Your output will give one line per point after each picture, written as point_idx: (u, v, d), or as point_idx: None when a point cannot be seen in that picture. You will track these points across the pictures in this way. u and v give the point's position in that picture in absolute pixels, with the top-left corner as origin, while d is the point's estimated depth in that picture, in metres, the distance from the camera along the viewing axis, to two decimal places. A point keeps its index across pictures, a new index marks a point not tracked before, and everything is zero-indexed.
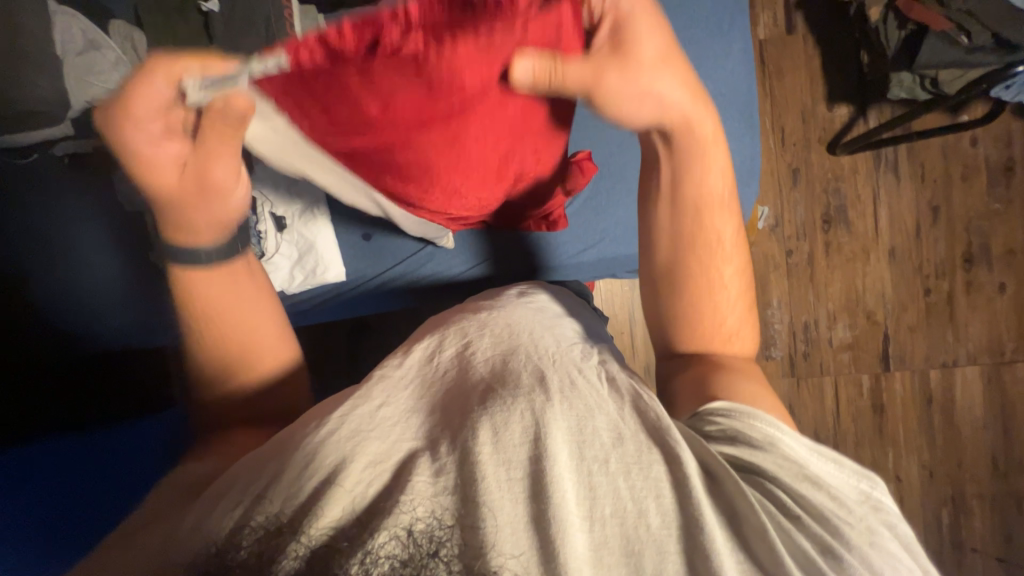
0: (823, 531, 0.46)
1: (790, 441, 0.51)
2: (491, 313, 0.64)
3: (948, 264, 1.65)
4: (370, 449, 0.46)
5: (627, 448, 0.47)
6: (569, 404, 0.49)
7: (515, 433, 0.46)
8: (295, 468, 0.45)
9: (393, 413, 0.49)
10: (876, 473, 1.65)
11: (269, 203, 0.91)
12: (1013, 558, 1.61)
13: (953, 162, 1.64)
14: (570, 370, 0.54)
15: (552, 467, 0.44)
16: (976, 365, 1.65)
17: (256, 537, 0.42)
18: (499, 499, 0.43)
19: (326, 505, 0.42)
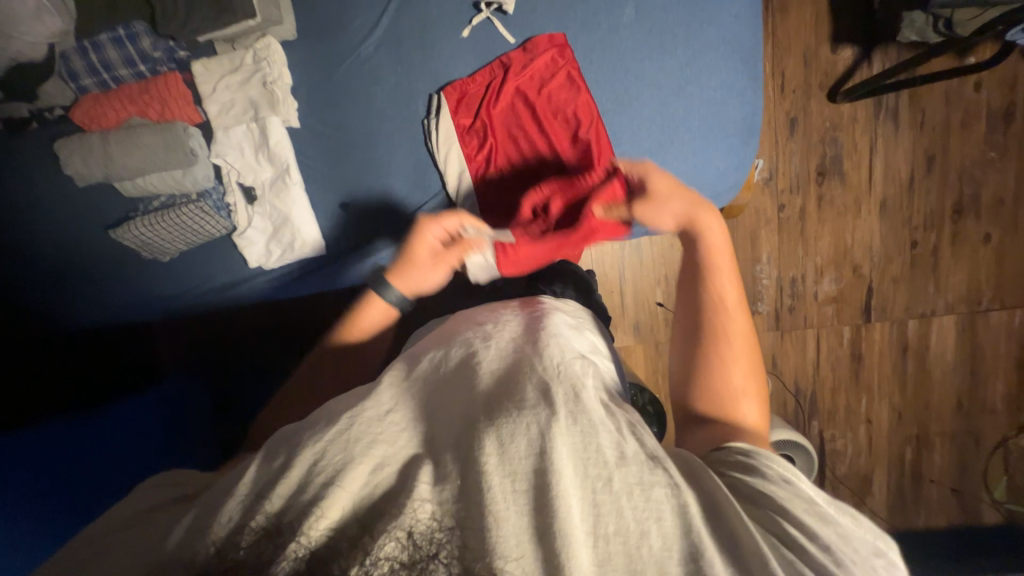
0: (833, 571, 0.42)
1: (804, 484, 0.48)
2: (501, 322, 0.65)
3: (938, 215, 1.64)
4: (376, 452, 0.46)
5: (636, 465, 0.46)
6: (573, 420, 0.47)
7: (520, 446, 0.45)
8: (302, 465, 0.45)
9: (401, 420, 0.50)
10: (848, 416, 1.75)
11: (236, 173, 0.89)
12: (965, 488, 1.76)
13: (954, 108, 1.58)
14: (574, 385, 0.51)
15: (557, 481, 0.43)
16: (952, 314, 1.70)
17: (255, 538, 0.43)
18: (503, 510, 0.43)
19: (326, 507, 0.43)
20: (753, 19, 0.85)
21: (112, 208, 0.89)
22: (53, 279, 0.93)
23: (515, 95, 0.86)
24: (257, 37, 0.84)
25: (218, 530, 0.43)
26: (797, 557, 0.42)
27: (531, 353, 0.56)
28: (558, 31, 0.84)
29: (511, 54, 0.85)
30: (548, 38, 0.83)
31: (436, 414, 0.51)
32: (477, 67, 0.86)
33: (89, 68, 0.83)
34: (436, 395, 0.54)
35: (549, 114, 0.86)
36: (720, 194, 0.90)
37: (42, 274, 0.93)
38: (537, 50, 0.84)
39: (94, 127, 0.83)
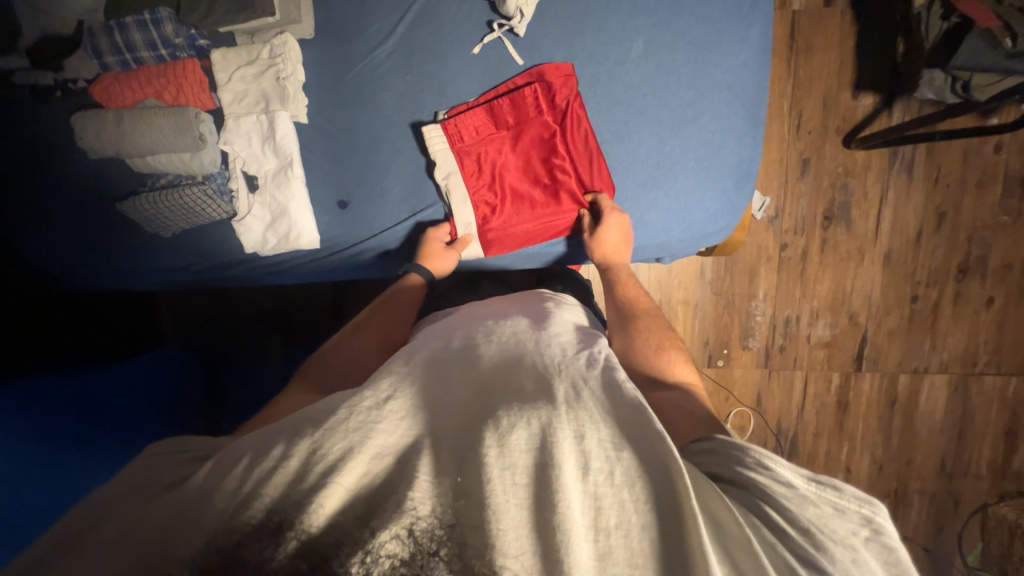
0: (806, 543, 0.41)
1: (784, 468, 0.46)
2: (499, 326, 0.66)
3: (942, 272, 1.62)
4: (377, 440, 0.45)
5: (646, 468, 0.44)
6: (573, 415, 0.47)
7: (521, 440, 0.45)
8: (300, 454, 0.44)
9: (402, 407, 0.48)
10: (827, 462, 1.74)
11: (242, 161, 0.91)
12: (938, 548, 1.74)
13: (970, 167, 1.56)
14: (572, 382, 0.53)
15: (558, 474, 0.42)
16: (945, 374, 1.68)
17: (257, 528, 0.41)
18: (505, 501, 0.42)
19: (323, 499, 0.41)
20: (760, 66, 0.85)
21: (122, 182, 0.93)
22: (49, 246, 0.97)
23: (514, 120, 0.87)
24: (275, 32, 0.87)
25: (220, 512, 0.43)
26: (774, 535, 0.42)
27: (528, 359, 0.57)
28: (567, 61, 0.85)
29: (518, 81, 0.86)
30: (550, 68, 0.84)
31: (434, 400, 0.50)
32: (483, 91, 0.88)
33: (114, 48, 0.85)
34: (434, 384, 0.53)
35: (555, 139, 0.86)
36: (708, 234, 0.90)
37: (51, 240, 0.97)
38: (545, 76, 0.84)
39: (111, 106, 0.86)
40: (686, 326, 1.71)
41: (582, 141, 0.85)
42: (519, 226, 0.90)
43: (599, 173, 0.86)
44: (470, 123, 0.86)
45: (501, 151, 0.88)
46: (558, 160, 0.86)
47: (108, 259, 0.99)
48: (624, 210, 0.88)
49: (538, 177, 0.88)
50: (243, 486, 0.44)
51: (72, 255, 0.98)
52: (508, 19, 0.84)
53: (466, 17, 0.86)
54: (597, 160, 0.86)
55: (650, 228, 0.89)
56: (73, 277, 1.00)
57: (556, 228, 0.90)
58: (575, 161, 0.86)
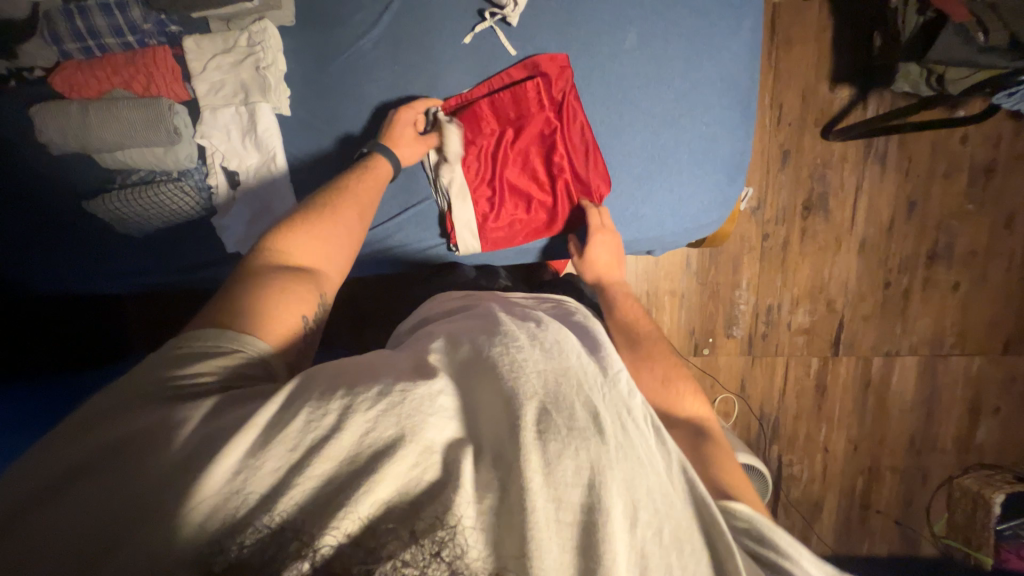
0: None
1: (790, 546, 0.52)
2: (537, 318, 0.64)
3: (912, 259, 1.69)
4: (427, 433, 0.47)
5: (679, 521, 0.49)
6: (621, 451, 0.49)
7: (567, 470, 0.46)
8: (351, 433, 0.45)
9: (450, 406, 0.50)
10: (806, 443, 1.81)
11: (220, 156, 0.86)
12: (908, 520, 1.85)
13: (939, 158, 1.63)
14: (621, 411, 0.53)
15: (603, 509, 0.45)
16: (915, 356, 1.76)
17: (258, 543, 0.42)
18: (547, 537, 0.43)
19: (359, 499, 0.43)
20: (751, 59, 0.86)
21: (88, 179, 0.87)
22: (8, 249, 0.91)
23: (508, 112, 0.85)
24: (253, 19, 0.82)
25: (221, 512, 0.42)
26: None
27: (575, 368, 0.55)
28: (562, 52, 0.83)
29: (512, 72, 0.84)
30: (542, 59, 0.83)
31: (481, 408, 0.51)
32: (475, 83, 0.86)
33: (75, 33, 0.78)
34: (477, 384, 0.53)
35: (551, 131, 0.85)
36: (701, 227, 0.91)
37: (10, 241, 0.90)
38: (541, 67, 0.83)
39: (75, 96, 0.80)
40: (672, 316, 1.73)
41: (576, 131, 0.84)
42: (517, 219, 0.89)
43: (595, 163, 0.85)
44: (465, 116, 0.85)
45: (495, 144, 0.86)
46: (553, 151, 0.85)
47: (75, 262, 0.94)
48: (619, 202, 0.88)
49: (534, 170, 0.87)
50: (269, 478, 0.44)
51: (34, 256, 0.92)
52: (501, 9, 0.81)
53: (457, 5, 0.83)
54: (592, 150, 0.85)
55: (644, 221, 0.89)
56: (37, 282, 0.95)
57: (553, 222, 0.89)
58: (570, 152, 0.85)
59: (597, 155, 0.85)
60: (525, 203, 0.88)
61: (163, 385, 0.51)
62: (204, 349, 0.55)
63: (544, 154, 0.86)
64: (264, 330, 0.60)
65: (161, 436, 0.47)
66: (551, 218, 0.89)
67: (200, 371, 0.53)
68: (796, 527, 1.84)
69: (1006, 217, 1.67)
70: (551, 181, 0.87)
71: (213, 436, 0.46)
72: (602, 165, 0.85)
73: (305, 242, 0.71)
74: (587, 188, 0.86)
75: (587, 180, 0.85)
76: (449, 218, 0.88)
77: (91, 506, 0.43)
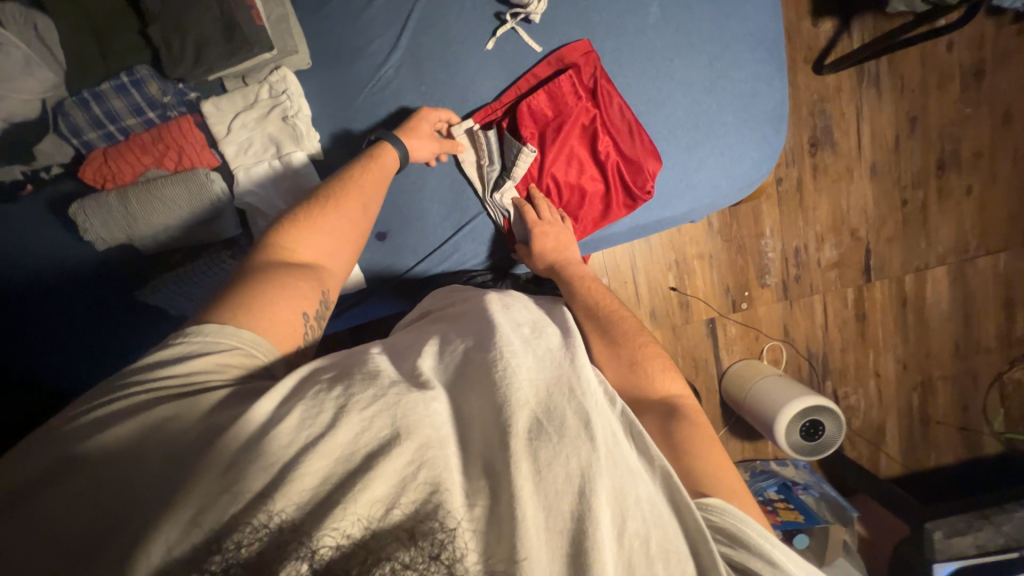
0: None
1: (783, 556, 0.48)
2: (540, 320, 0.63)
3: (923, 173, 1.72)
4: (421, 433, 0.46)
5: (667, 532, 0.47)
6: (612, 459, 0.48)
7: (558, 477, 0.46)
8: (346, 433, 0.45)
9: (441, 411, 0.49)
10: (858, 372, 1.84)
11: (264, 215, 0.83)
12: (969, 425, 1.88)
13: (929, 70, 1.66)
14: (614, 421, 0.52)
15: (592, 509, 0.44)
16: (944, 266, 1.79)
17: (265, 543, 0.41)
18: (534, 545, 0.42)
19: (342, 512, 0.41)
20: (773, 8, 0.85)
21: (135, 268, 0.84)
22: (57, 348, 0.85)
23: (544, 110, 0.83)
24: (271, 69, 0.80)
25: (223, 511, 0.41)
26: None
27: (571, 373, 0.54)
28: (583, 38, 0.82)
29: (538, 70, 0.83)
30: (569, 49, 0.82)
31: (470, 414, 0.50)
32: (505, 87, 0.85)
33: (94, 121, 0.75)
34: (468, 390, 0.53)
35: (590, 118, 0.83)
36: (754, 184, 0.90)
37: (66, 346, 0.86)
38: (567, 60, 0.82)
39: (110, 186, 0.76)
40: (705, 278, 1.74)
41: (615, 114, 0.83)
42: (575, 214, 0.87)
43: (640, 141, 0.83)
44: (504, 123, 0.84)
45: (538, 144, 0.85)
46: (597, 139, 0.84)
47: (123, 352, 0.87)
48: (671, 176, 0.87)
49: (580, 162, 0.86)
50: (258, 483, 0.43)
51: (88, 359, 0.86)
52: (522, 7, 0.80)
53: (472, 13, 0.82)
54: (636, 130, 0.83)
55: (699, 189, 0.88)
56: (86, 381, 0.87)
57: (609, 210, 0.87)
58: (614, 136, 0.83)
59: (640, 134, 0.83)
60: (580, 196, 0.87)
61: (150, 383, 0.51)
62: (191, 353, 0.54)
63: (587, 144, 0.85)
64: (261, 326, 0.59)
65: (149, 435, 0.47)
66: (605, 208, 0.87)
67: (203, 377, 0.52)
68: (864, 455, 1.86)
69: (1003, 114, 1.71)
70: (600, 169, 0.86)
71: (209, 431, 0.46)
72: (649, 142, 0.84)
73: (311, 239, 0.69)
74: (636, 167, 0.84)
75: (636, 160, 0.83)
76: (508, 227, 0.88)
77: (77, 501, 0.42)
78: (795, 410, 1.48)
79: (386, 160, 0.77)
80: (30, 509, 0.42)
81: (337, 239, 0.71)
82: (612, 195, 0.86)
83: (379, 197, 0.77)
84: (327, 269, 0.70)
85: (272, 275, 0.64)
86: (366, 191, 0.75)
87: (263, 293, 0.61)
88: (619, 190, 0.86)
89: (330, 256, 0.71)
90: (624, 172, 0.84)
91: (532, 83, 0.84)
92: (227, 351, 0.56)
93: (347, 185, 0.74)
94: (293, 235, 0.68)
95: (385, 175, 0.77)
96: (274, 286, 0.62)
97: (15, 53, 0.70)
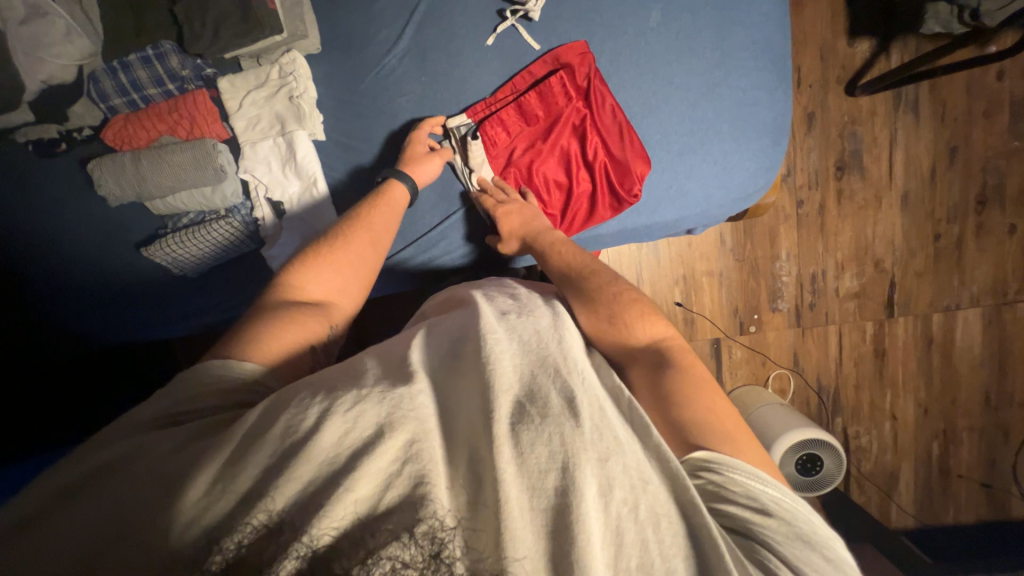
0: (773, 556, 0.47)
1: (766, 488, 0.51)
2: (523, 314, 0.63)
3: (961, 207, 1.61)
4: (407, 425, 0.47)
5: (655, 497, 0.47)
6: (598, 434, 0.48)
7: (540, 456, 0.46)
8: (330, 433, 0.46)
9: (428, 401, 0.50)
10: (872, 412, 1.73)
11: (264, 189, 0.88)
12: (995, 483, 1.73)
13: (976, 99, 1.56)
14: (598, 399, 0.52)
15: (577, 490, 0.44)
16: (978, 307, 1.67)
17: (256, 534, 0.42)
18: (520, 527, 0.42)
19: (332, 507, 0.42)
20: (782, 17, 0.84)
21: (141, 227, 0.90)
22: (70, 291, 0.92)
23: (537, 108, 0.85)
24: (282, 52, 0.85)
25: (218, 509, 0.44)
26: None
27: (555, 357, 0.56)
28: (581, 39, 0.83)
29: (534, 67, 0.84)
30: (565, 48, 0.82)
31: (456, 404, 0.51)
32: (500, 82, 0.86)
33: (119, 88, 0.83)
34: (455, 379, 0.54)
35: (580, 119, 0.84)
36: (750, 195, 0.88)
37: (63, 306, 0.92)
38: (562, 59, 0.83)
39: (127, 148, 0.83)
40: (713, 297, 1.69)
41: (606, 115, 0.83)
42: (559, 212, 0.88)
43: (631, 143, 0.83)
44: (497, 117, 0.86)
45: (529, 140, 0.87)
46: (587, 138, 0.84)
47: (131, 301, 0.93)
48: (660, 180, 0.86)
49: (570, 160, 0.86)
50: (246, 483, 0.44)
51: (94, 307, 0.93)
52: (522, 5, 0.82)
53: (476, 8, 0.85)
54: (627, 131, 0.83)
55: (690, 197, 0.87)
56: (95, 324, 0.94)
57: (596, 209, 0.87)
58: (605, 136, 0.84)
59: (631, 136, 0.83)
60: (568, 194, 0.88)
61: (150, 414, 0.54)
62: (194, 388, 0.56)
63: (578, 141, 0.85)
64: (270, 359, 0.62)
65: (143, 455, 0.48)
66: (592, 207, 0.87)
67: (210, 398, 0.56)
68: (873, 502, 1.74)
69: None
70: (588, 168, 0.86)
71: (210, 437, 0.50)
72: (638, 144, 0.83)
73: (320, 276, 0.73)
74: (623, 168, 0.83)
75: (625, 161, 0.83)
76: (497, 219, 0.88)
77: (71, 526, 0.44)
78: (794, 441, 1.41)
79: (400, 189, 0.82)
80: (29, 534, 0.44)
81: (344, 274, 0.75)
82: (598, 194, 0.86)
83: (389, 233, 0.82)
84: (336, 306, 0.73)
85: (281, 313, 0.67)
86: (374, 226, 0.79)
87: (268, 333, 0.64)
88: (606, 190, 0.86)
89: (338, 293, 0.74)
90: (611, 171, 0.84)
91: (527, 79, 0.85)
92: (229, 377, 0.58)
93: (354, 215, 0.80)
94: (303, 265, 0.73)
95: (395, 213, 0.82)
96: (278, 327, 0.65)
97: (60, 22, 0.77)
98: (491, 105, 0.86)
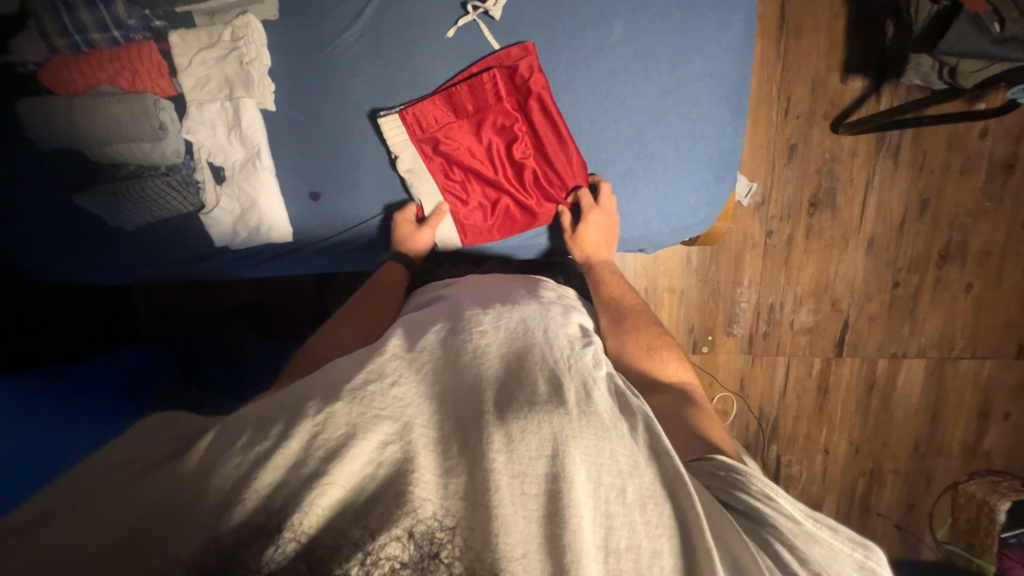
0: (792, 560, 0.48)
1: (786, 500, 0.52)
2: (503, 307, 0.66)
3: (924, 258, 1.64)
4: (383, 427, 0.47)
5: (643, 479, 0.48)
6: (587, 422, 0.50)
7: (530, 445, 0.47)
8: (300, 440, 0.45)
9: (406, 394, 0.50)
10: (806, 445, 1.77)
11: (207, 151, 0.87)
12: (909, 526, 1.80)
13: (956, 154, 1.57)
14: (583, 384, 0.55)
15: (568, 485, 0.45)
16: (923, 358, 1.71)
17: (243, 526, 0.42)
18: (511, 515, 0.44)
19: (312, 505, 0.42)
20: (739, 60, 0.91)
21: (75, 175, 0.88)
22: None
23: (470, 107, 0.88)
24: (237, 13, 0.83)
25: (211, 503, 0.43)
26: (780, 568, 0.47)
27: (538, 348, 0.59)
28: (518, 42, 0.86)
29: (473, 69, 0.87)
30: (503, 51, 0.86)
31: (441, 399, 0.51)
32: (440, 80, 0.88)
33: (62, 29, 0.79)
34: (440, 374, 0.54)
35: (513, 121, 0.89)
36: (689, 226, 0.98)
37: None
38: (499, 62, 0.86)
39: (60, 93, 0.80)
40: (670, 314, 1.69)
41: (539, 119, 0.88)
42: (494, 211, 0.94)
43: (563, 147, 0.89)
44: (428, 112, 0.87)
45: (463, 139, 0.89)
46: (520, 141, 0.90)
47: (61, 245, 0.92)
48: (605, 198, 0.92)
49: (502, 160, 0.91)
50: (236, 471, 0.44)
51: (24, 247, 0.91)
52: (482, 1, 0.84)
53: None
54: (559, 135, 0.89)
55: (629, 220, 0.96)
56: (26, 263, 0.92)
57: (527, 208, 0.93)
58: (539, 139, 0.89)
59: (561, 141, 0.89)
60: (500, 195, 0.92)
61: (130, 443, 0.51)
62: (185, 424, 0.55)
63: (512, 142, 0.90)
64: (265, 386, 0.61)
65: (128, 486, 0.45)
66: (523, 207, 0.93)
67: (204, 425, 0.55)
68: None
69: None
70: (519, 170, 0.91)
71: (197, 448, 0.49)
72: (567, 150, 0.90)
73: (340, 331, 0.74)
74: (554, 170, 0.91)
75: (556, 165, 0.90)
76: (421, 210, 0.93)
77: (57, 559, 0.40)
78: None
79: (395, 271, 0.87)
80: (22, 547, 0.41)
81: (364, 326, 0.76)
82: (530, 195, 0.93)
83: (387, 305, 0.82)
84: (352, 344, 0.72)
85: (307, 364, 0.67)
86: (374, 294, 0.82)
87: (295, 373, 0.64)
88: (535, 190, 0.93)
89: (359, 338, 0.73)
90: (544, 173, 0.92)
91: (461, 78, 0.87)
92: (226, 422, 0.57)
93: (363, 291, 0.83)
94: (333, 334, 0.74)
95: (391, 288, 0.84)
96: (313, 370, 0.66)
97: None
98: (423, 101, 0.87)
